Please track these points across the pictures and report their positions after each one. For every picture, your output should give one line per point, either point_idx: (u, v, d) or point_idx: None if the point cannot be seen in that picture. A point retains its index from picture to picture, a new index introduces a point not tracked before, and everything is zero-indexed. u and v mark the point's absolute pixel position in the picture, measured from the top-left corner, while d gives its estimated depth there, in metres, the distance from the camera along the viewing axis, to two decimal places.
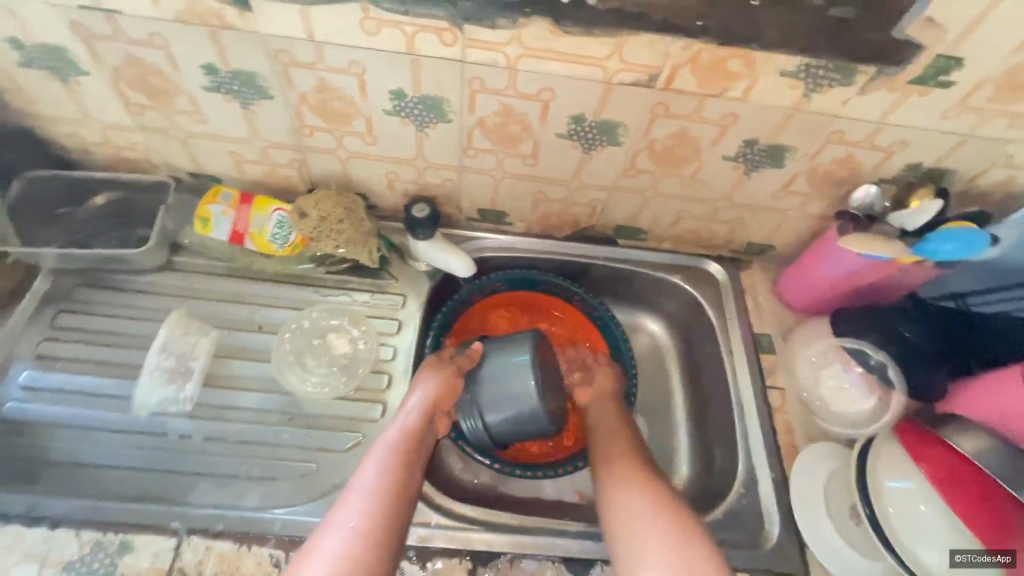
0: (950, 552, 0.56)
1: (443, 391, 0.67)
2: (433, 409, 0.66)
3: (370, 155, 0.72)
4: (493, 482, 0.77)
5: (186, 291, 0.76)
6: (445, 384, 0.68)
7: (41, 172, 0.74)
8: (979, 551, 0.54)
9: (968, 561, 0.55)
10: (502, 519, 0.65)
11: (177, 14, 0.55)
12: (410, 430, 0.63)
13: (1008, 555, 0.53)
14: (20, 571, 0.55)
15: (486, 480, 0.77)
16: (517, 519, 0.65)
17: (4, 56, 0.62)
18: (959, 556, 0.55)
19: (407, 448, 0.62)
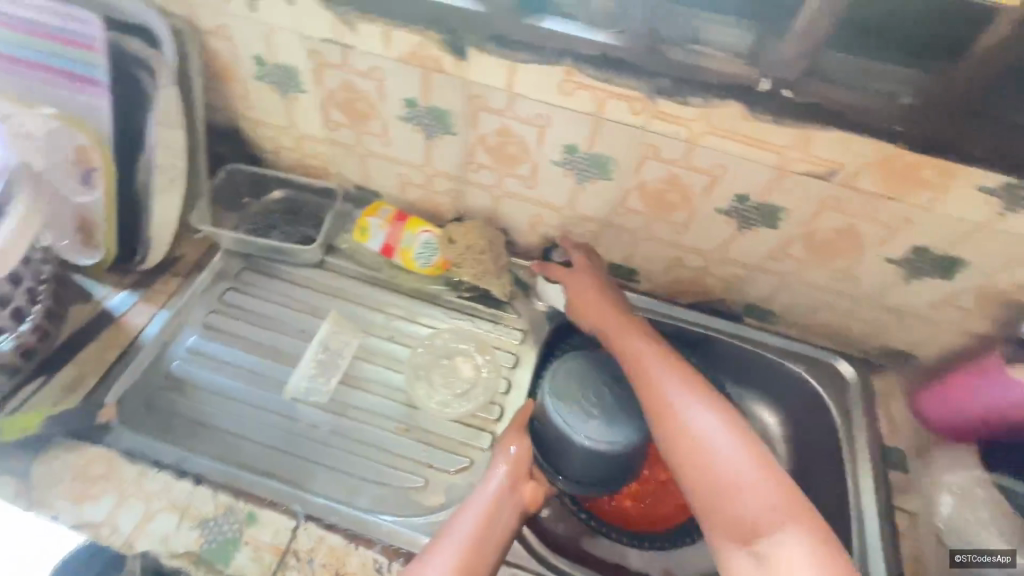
0: (952, 552, 0.66)
1: (524, 455, 0.66)
2: (513, 475, 0.64)
3: (524, 197, 0.76)
4: (577, 536, 0.75)
5: (331, 289, 0.82)
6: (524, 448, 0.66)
7: (240, 166, 0.84)
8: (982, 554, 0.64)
9: (967, 560, 0.65)
10: None
11: (401, 55, 0.63)
12: (490, 495, 0.62)
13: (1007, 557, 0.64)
14: (164, 517, 0.60)
15: (568, 533, 0.75)
16: None
17: (246, 69, 0.72)
18: (959, 556, 0.65)
19: (485, 513, 0.60)
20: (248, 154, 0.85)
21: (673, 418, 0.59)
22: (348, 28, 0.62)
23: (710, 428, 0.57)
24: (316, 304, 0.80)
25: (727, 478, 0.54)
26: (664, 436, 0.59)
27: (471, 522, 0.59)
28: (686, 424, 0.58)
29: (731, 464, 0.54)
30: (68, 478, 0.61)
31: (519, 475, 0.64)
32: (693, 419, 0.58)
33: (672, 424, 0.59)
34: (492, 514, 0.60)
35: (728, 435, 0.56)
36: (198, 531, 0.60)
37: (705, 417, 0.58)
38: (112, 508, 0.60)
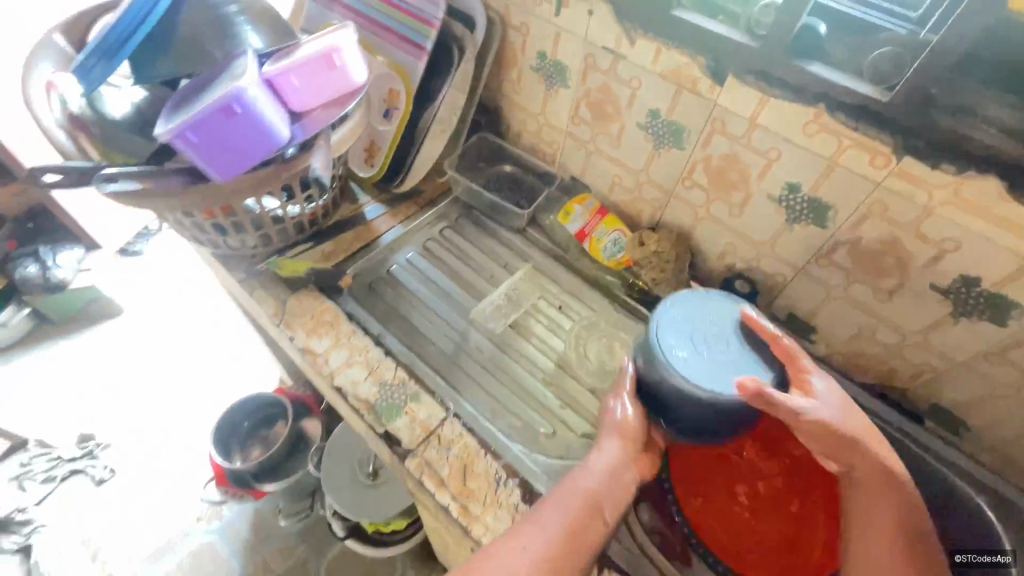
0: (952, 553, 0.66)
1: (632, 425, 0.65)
2: (623, 432, 0.64)
3: (725, 223, 0.80)
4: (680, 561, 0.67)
5: (525, 252, 0.94)
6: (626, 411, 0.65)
7: (489, 137, 1.02)
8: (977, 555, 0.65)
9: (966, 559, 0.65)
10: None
11: (664, 72, 0.73)
12: (605, 459, 0.61)
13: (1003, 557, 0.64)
14: (357, 369, 0.76)
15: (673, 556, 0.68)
16: None
17: (528, 61, 0.89)
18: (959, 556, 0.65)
19: (603, 478, 0.60)
20: (497, 129, 1.03)
21: (898, 495, 0.55)
22: (628, 42, 0.74)
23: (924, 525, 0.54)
24: (509, 260, 0.93)
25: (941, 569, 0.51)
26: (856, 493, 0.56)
27: (582, 483, 0.59)
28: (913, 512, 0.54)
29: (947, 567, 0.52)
30: (307, 315, 0.81)
31: (621, 437, 0.63)
32: (913, 507, 0.55)
33: (894, 502, 0.55)
34: (605, 478, 0.60)
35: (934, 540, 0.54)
36: (377, 388, 0.74)
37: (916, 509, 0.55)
38: (328, 346, 0.78)
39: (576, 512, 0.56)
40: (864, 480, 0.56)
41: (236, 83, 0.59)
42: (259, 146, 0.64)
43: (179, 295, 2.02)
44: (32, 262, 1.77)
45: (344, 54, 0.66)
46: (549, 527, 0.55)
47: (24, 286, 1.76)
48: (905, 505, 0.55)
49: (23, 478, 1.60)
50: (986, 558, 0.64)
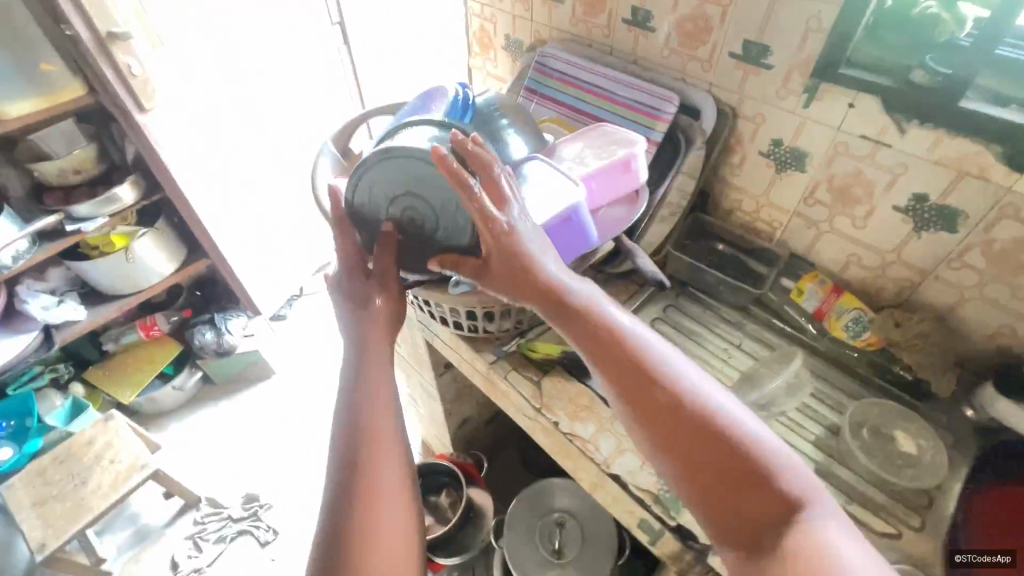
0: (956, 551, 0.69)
1: (382, 313, 0.75)
2: (383, 294, 0.76)
3: (1002, 305, 0.77)
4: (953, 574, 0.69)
5: (755, 333, 0.95)
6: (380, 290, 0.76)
7: (704, 215, 1.04)
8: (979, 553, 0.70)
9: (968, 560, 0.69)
10: None
11: (942, 159, 0.73)
12: (351, 330, 0.75)
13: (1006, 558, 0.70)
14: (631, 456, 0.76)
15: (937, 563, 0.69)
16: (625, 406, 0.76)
17: (758, 147, 0.92)
18: (961, 555, 0.69)
19: (354, 336, 0.75)
20: (704, 208, 1.06)
21: (649, 372, 0.59)
22: (897, 131, 0.75)
23: (671, 384, 0.58)
24: (741, 340, 0.93)
25: (740, 447, 0.53)
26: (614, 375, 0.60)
27: (379, 383, 0.70)
28: (636, 367, 0.59)
29: (736, 431, 0.54)
30: (565, 399, 0.83)
31: (379, 317, 0.75)
32: (661, 386, 0.58)
33: (610, 361, 0.61)
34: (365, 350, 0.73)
35: (698, 384, 0.59)
36: (656, 478, 0.74)
37: (675, 382, 0.58)
38: (594, 431, 0.79)
39: (376, 406, 0.67)
40: (593, 334, 0.62)
41: (574, 198, 0.71)
42: (579, 240, 0.74)
43: (324, 350, 2.18)
44: (208, 329, 1.95)
45: (640, 161, 0.76)
46: (355, 404, 0.67)
47: (200, 352, 1.93)
48: (647, 371, 0.59)
49: (198, 537, 1.68)
50: (987, 557, 0.69)
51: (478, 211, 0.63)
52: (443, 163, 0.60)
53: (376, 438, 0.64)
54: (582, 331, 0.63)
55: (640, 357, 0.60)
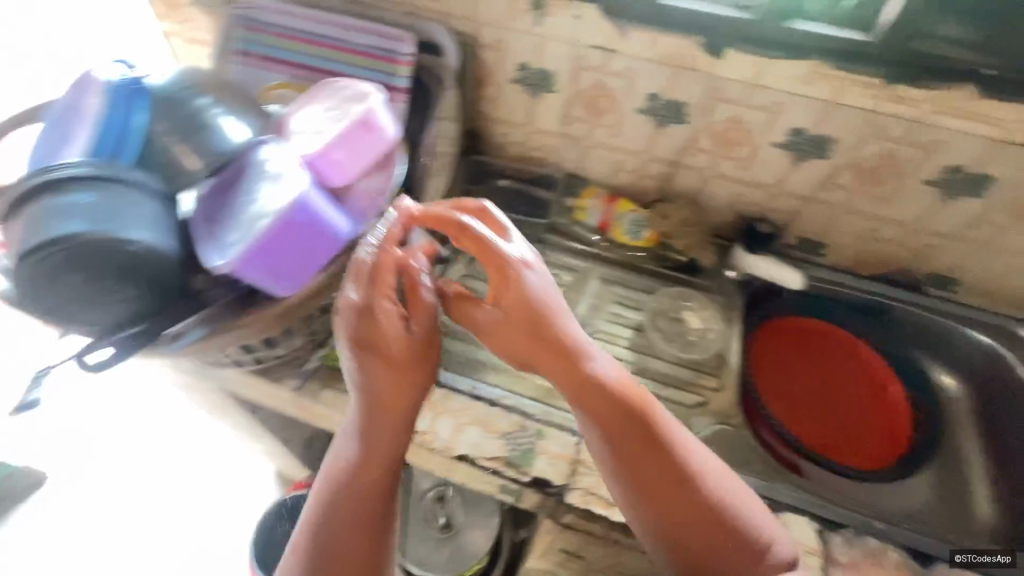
0: (953, 554, 0.68)
1: (386, 391, 0.58)
2: (400, 360, 0.57)
3: (734, 177, 0.88)
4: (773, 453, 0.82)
5: (555, 259, 0.96)
6: (398, 350, 0.56)
7: (474, 155, 1.00)
8: (979, 555, 0.69)
9: (971, 561, 0.68)
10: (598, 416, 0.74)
11: (661, 57, 0.77)
12: (358, 374, 0.58)
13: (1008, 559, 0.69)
14: (472, 430, 0.73)
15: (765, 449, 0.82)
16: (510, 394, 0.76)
17: (508, 74, 0.88)
18: (962, 557, 0.68)
19: (360, 384, 0.58)
20: (478, 148, 1.01)
21: (659, 446, 0.57)
22: (621, 37, 0.77)
23: (676, 454, 0.57)
24: (545, 271, 0.94)
25: (689, 495, 0.56)
26: (610, 422, 0.57)
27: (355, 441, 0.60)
28: (633, 428, 0.57)
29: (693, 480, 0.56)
30: None
31: (388, 398, 0.58)
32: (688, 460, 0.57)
33: (622, 417, 0.57)
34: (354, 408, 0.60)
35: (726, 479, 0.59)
36: (502, 441, 0.72)
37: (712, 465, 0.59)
38: (430, 420, 0.74)
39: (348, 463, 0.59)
40: (641, 415, 0.57)
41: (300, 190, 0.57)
42: (325, 243, 0.59)
43: None
44: None
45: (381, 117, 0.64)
46: (339, 474, 0.59)
47: None
48: (671, 446, 0.57)
49: None
50: (988, 559, 0.69)
51: (522, 297, 0.56)
52: (406, 214, 0.59)
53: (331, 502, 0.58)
54: (567, 375, 0.57)
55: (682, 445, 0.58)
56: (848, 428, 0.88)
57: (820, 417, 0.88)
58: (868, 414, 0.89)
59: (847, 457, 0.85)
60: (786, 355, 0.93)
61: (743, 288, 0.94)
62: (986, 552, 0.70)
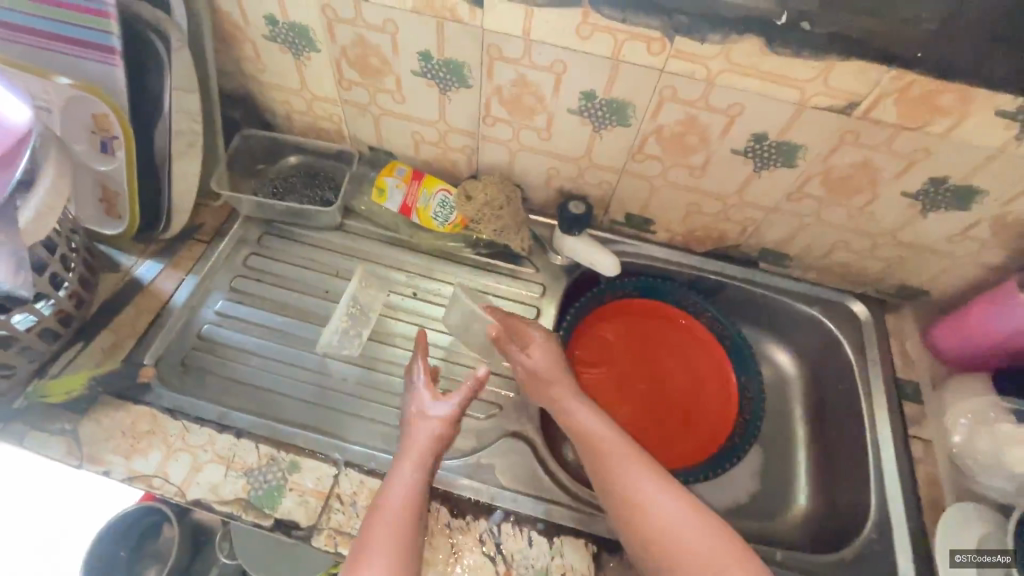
0: (953, 552, 0.65)
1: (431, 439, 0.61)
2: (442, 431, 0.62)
3: (539, 149, 0.76)
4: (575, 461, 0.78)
5: (353, 251, 0.84)
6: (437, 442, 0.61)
7: (254, 131, 0.84)
8: (976, 552, 0.64)
9: (966, 560, 0.64)
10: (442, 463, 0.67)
11: (415, 6, 0.62)
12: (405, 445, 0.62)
13: (1004, 556, 0.64)
14: (211, 469, 0.63)
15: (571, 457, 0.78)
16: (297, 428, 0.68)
17: (256, 29, 0.71)
18: (960, 555, 0.64)
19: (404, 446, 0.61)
20: (260, 120, 0.85)
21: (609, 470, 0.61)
22: None
23: (632, 468, 0.61)
24: (338, 266, 0.82)
25: (647, 506, 0.58)
26: (616, 455, 0.62)
27: (400, 507, 0.56)
28: (595, 452, 0.63)
29: (649, 490, 0.59)
30: (116, 436, 0.64)
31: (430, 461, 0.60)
32: (623, 473, 0.60)
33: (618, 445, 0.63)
34: (396, 470, 0.59)
35: (679, 499, 0.59)
36: (244, 478, 0.63)
37: (662, 476, 0.61)
38: (160, 461, 0.63)
39: (403, 517, 0.56)
40: (598, 436, 0.64)
41: None
42: None
43: None
44: None
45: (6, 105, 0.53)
46: (390, 526, 0.54)
47: None
48: (617, 459, 0.61)
49: None
50: (986, 558, 0.64)
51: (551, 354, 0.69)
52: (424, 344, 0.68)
53: (400, 550, 0.53)
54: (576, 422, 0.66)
55: (631, 456, 0.62)
56: (668, 421, 0.83)
57: (639, 413, 0.83)
58: (693, 402, 0.84)
59: (665, 454, 0.80)
60: (611, 345, 0.87)
61: (566, 274, 0.85)
62: (985, 550, 0.64)
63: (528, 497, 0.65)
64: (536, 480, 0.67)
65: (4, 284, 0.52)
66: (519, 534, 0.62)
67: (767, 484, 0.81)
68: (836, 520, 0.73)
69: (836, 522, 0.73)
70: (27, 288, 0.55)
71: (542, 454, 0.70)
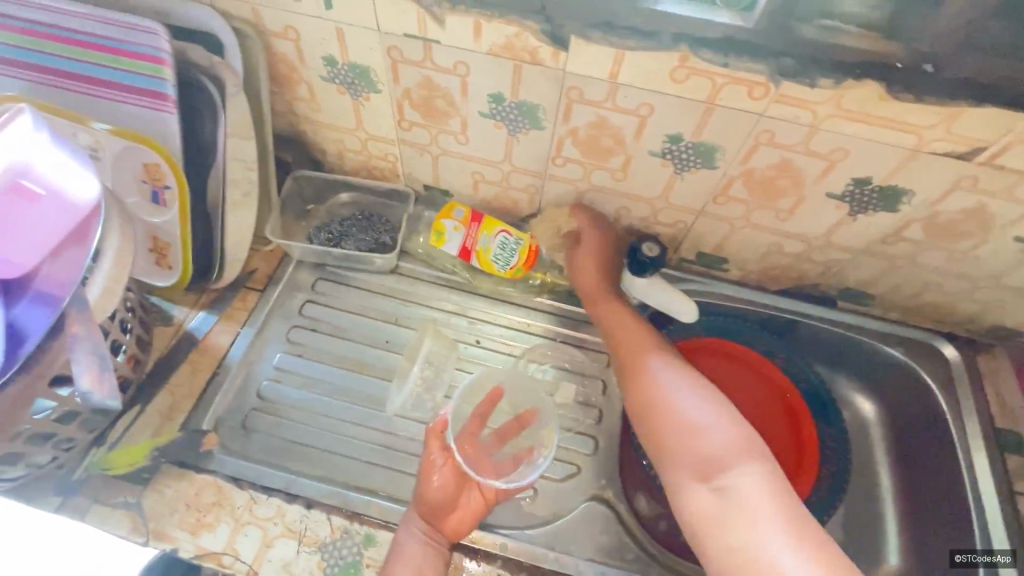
0: (953, 553, 0.68)
1: (437, 491, 0.59)
2: (457, 487, 0.60)
3: (611, 189, 0.72)
4: None
5: (410, 296, 0.80)
6: (446, 495, 0.59)
7: (306, 172, 0.80)
8: (978, 552, 0.66)
9: (968, 560, 0.66)
10: (522, 526, 0.64)
11: (491, 48, 0.58)
12: (408, 531, 0.58)
13: (1007, 556, 0.64)
14: (283, 543, 0.59)
15: None
16: (366, 497, 0.64)
17: (314, 71, 0.67)
18: (959, 556, 0.67)
19: (408, 527, 0.58)
20: (311, 159, 0.81)
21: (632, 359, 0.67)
22: (435, 22, 0.57)
23: (667, 373, 0.64)
24: (397, 313, 0.79)
25: (678, 411, 0.60)
26: (634, 343, 0.69)
27: (408, 562, 0.56)
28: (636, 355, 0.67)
29: (681, 394, 0.61)
30: (181, 509, 0.61)
31: (436, 517, 0.58)
32: (660, 376, 0.63)
33: (647, 337, 0.69)
34: (407, 522, 0.59)
35: (710, 402, 0.60)
36: (318, 555, 0.59)
37: (681, 377, 0.63)
38: (229, 536, 0.60)
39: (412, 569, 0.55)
40: (628, 343, 0.69)
41: None
42: None
43: None
44: None
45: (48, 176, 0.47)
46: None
47: None
48: (642, 355, 0.67)
49: None
50: (987, 556, 0.65)
51: (601, 246, 0.74)
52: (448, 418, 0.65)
53: None
54: (614, 317, 0.72)
55: (649, 354, 0.67)
56: None
57: None
58: None
59: None
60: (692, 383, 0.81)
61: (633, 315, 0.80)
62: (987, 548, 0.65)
63: (617, 569, 0.62)
64: (624, 549, 0.64)
65: (92, 395, 0.52)
66: None
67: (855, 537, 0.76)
68: None
69: None
70: (115, 398, 0.55)
71: (626, 520, 0.67)
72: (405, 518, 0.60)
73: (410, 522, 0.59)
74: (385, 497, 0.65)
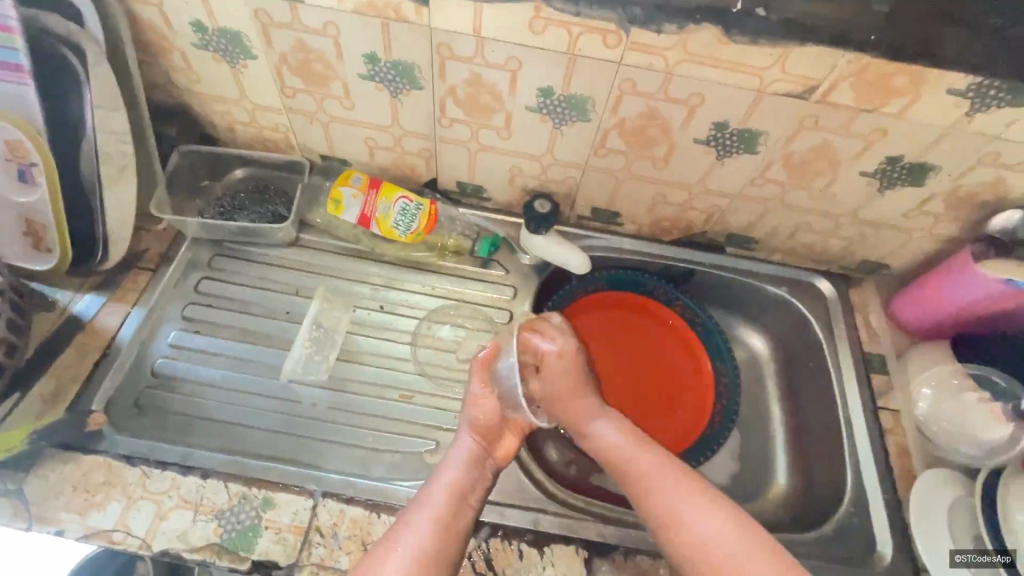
0: (952, 552, 0.65)
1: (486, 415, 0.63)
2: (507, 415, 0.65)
3: (500, 148, 0.73)
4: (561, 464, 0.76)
5: (311, 267, 0.80)
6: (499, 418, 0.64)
7: (193, 146, 0.78)
8: (977, 552, 0.64)
9: (966, 559, 0.65)
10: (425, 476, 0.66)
11: (356, 7, 0.58)
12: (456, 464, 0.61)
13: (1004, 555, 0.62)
14: (178, 514, 0.59)
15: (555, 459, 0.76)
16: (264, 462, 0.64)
17: (183, 38, 0.65)
18: (959, 555, 0.65)
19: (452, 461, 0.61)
20: (199, 133, 0.79)
21: (650, 494, 0.59)
22: None
23: (705, 517, 0.57)
24: (298, 284, 0.78)
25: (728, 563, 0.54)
26: (653, 474, 0.60)
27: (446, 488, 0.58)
28: (661, 499, 0.58)
29: (720, 535, 0.56)
30: (67, 491, 0.59)
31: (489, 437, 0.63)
32: (699, 527, 0.56)
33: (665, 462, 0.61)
34: (457, 445, 0.63)
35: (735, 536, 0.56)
36: (215, 522, 0.59)
37: (713, 509, 0.57)
38: (120, 512, 0.59)
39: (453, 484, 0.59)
40: (649, 472, 0.60)
41: None
42: None
43: None
44: None
45: None
46: (438, 492, 0.58)
47: None
48: (662, 492, 0.59)
49: None
50: (982, 557, 0.64)
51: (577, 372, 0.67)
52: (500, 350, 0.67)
53: (440, 517, 0.56)
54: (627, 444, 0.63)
55: (674, 486, 0.59)
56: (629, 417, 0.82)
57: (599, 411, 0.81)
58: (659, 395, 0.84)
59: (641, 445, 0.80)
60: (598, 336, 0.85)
61: (536, 273, 0.83)
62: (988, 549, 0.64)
63: (516, 510, 0.65)
64: (523, 490, 0.67)
65: None
66: (508, 548, 0.61)
67: (750, 463, 0.82)
68: (814, 494, 0.76)
69: (813, 496, 0.75)
70: None
71: (526, 463, 0.70)
72: (456, 442, 0.63)
73: (455, 456, 0.61)
74: (286, 463, 0.65)
